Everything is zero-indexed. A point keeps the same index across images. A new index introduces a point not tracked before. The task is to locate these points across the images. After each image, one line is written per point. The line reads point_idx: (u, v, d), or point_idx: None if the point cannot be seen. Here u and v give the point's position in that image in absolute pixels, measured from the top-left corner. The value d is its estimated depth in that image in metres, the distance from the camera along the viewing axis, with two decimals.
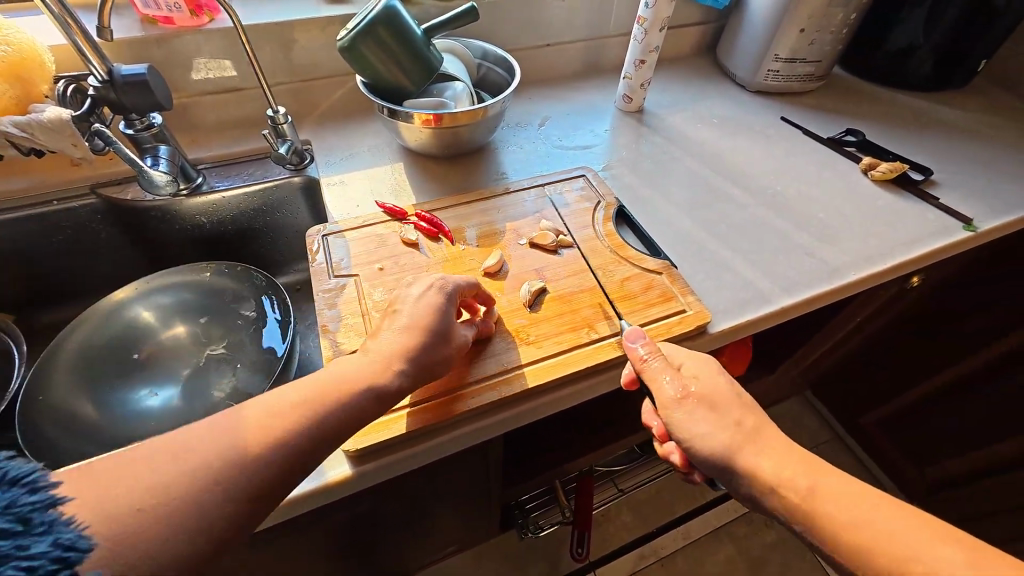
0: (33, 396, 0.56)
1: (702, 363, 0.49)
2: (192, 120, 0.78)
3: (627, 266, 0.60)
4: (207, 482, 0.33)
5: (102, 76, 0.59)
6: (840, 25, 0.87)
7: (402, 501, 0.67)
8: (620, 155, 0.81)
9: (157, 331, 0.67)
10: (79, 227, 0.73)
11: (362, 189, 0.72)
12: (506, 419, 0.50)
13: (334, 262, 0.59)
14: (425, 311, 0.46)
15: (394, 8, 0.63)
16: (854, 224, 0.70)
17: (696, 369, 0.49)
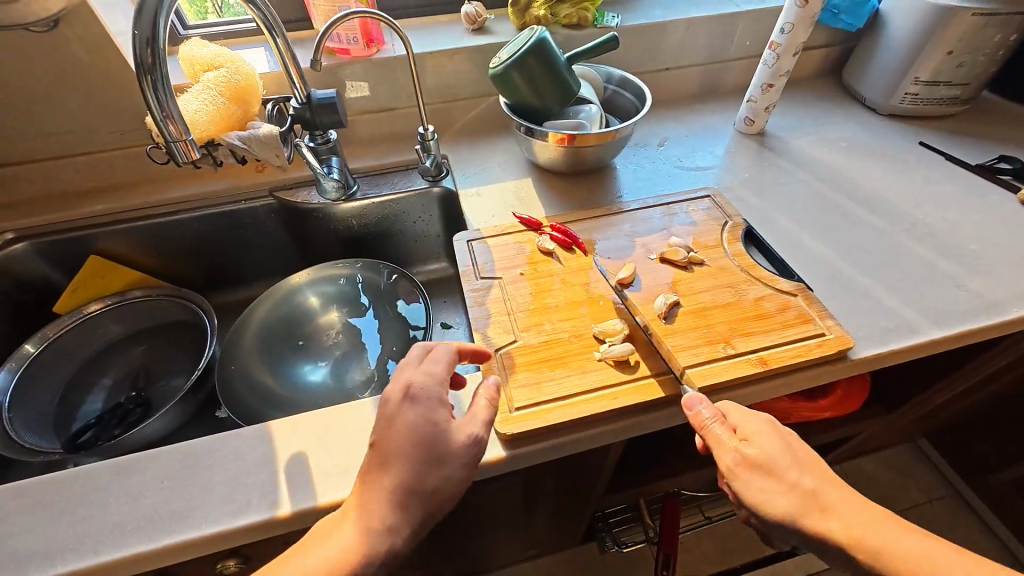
0: (228, 364, 0.69)
1: (759, 420, 0.47)
2: (350, 135, 0.90)
3: (760, 286, 0.61)
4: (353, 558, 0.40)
5: (302, 99, 0.70)
6: (995, 48, 0.82)
7: (515, 494, 0.72)
8: (742, 176, 0.82)
9: (318, 315, 0.77)
10: (258, 223, 0.86)
11: (495, 200, 0.79)
12: (642, 423, 0.52)
13: (480, 265, 0.65)
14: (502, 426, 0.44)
15: (545, 38, 0.69)
16: (1014, 258, 0.66)
17: (768, 434, 0.46)
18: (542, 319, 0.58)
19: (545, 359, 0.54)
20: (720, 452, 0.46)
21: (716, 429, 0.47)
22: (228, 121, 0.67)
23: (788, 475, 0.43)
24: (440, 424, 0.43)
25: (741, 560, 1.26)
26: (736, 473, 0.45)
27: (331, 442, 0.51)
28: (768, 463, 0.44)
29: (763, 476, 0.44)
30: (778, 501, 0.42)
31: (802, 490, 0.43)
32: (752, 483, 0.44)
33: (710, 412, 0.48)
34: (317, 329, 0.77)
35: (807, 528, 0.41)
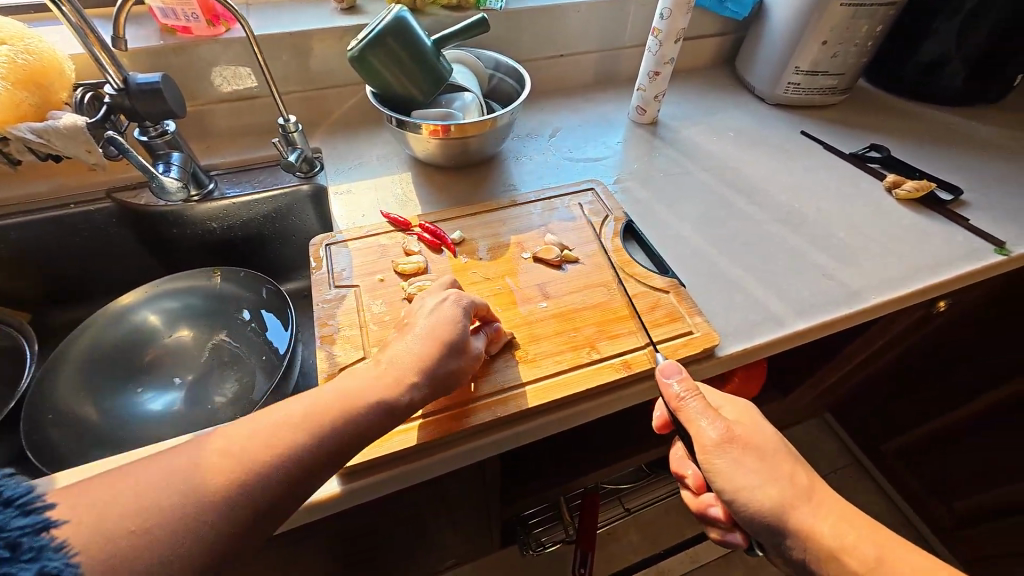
0: (43, 412, 0.56)
1: (738, 406, 0.48)
2: (207, 127, 0.79)
3: (633, 283, 0.58)
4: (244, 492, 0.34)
5: (117, 85, 0.59)
6: (865, 38, 0.84)
7: (400, 515, 0.67)
8: (630, 168, 0.80)
9: (163, 334, 0.68)
10: (95, 230, 0.74)
11: (369, 198, 0.72)
12: (499, 441, 0.48)
13: (336, 272, 0.59)
14: (443, 322, 0.47)
15: (404, 18, 0.62)
16: (876, 245, 0.67)
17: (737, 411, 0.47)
18: None
19: None
20: (698, 428, 0.45)
21: (693, 403, 0.46)
22: (19, 110, 0.56)
23: (776, 462, 0.43)
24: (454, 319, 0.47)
25: (665, 544, 1.29)
26: (719, 450, 0.43)
27: None
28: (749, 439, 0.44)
29: (746, 455, 0.43)
30: (758, 483, 0.41)
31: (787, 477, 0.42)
32: (727, 462, 0.43)
33: (682, 386, 0.47)
34: (163, 350, 0.67)
35: (793, 516, 0.40)
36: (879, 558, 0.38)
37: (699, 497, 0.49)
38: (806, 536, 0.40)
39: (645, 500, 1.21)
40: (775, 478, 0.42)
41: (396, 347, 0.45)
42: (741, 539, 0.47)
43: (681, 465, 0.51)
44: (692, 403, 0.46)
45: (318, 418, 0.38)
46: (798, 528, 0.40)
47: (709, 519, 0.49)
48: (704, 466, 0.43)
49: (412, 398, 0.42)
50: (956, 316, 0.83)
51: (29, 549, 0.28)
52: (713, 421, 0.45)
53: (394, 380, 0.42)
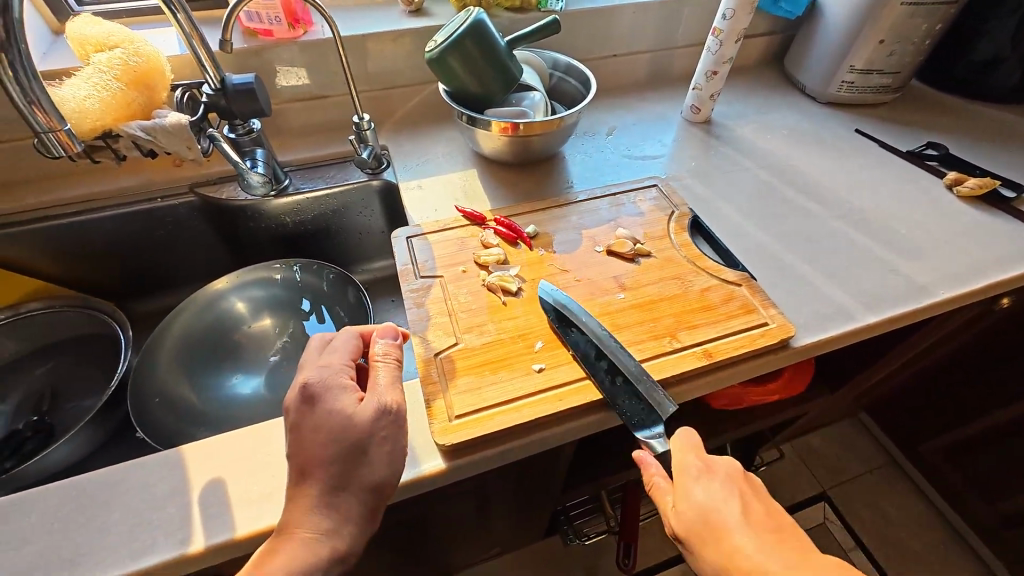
0: (150, 397, 0.61)
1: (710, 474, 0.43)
2: (281, 126, 0.83)
3: (706, 276, 0.60)
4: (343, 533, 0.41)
5: (215, 85, 0.63)
6: (923, 36, 0.85)
7: (469, 498, 0.70)
8: (688, 165, 0.81)
9: (247, 321, 0.71)
10: (179, 222, 0.78)
11: (439, 194, 0.75)
12: (587, 425, 0.51)
13: (419, 263, 0.61)
14: (330, 415, 0.42)
15: (481, 21, 0.65)
16: (941, 241, 0.68)
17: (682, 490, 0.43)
18: (487, 319, 0.55)
19: (489, 361, 0.51)
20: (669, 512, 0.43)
21: (660, 482, 0.45)
22: (128, 109, 0.60)
23: (736, 546, 0.39)
24: (347, 408, 0.43)
25: None
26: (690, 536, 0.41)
27: (251, 464, 0.46)
28: (710, 524, 0.40)
29: (699, 550, 0.41)
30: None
31: (746, 574, 0.38)
32: (693, 559, 0.41)
33: (657, 469, 0.46)
34: (247, 336, 0.71)
35: None
36: None
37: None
38: None
39: None
40: (726, 570, 0.39)
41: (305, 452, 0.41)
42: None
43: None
44: (661, 485, 0.45)
45: (321, 461, 0.41)
46: None
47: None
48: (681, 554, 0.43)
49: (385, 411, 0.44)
50: (1013, 314, 0.83)
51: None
52: (685, 500, 0.43)
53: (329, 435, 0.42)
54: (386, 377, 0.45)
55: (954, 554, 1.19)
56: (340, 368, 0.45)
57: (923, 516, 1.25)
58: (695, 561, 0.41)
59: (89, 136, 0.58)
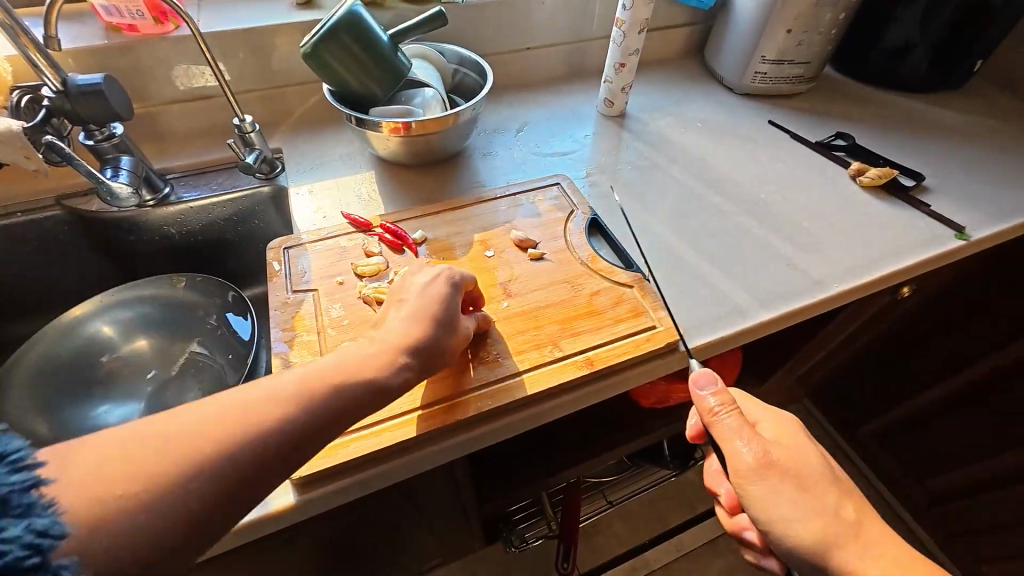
0: None
1: (784, 422, 0.48)
2: (161, 129, 0.77)
3: (598, 280, 0.58)
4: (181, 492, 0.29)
5: (56, 87, 0.57)
6: (829, 25, 0.84)
7: (372, 520, 0.66)
8: (598, 161, 0.79)
9: (119, 345, 0.66)
10: (46, 238, 0.71)
11: (330, 198, 0.70)
12: (461, 444, 0.48)
13: (294, 276, 0.57)
14: (433, 299, 0.45)
15: (356, 13, 0.61)
16: (841, 233, 0.67)
17: (738, 424, 0.45)
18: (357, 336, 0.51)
19: None
20: (733, 447, 0.45)
21: (722, 419, 0.46)
22: None
23: (819, 492, 0.43)
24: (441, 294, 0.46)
25: (648, 535, 1.30)
26: (756, 476, 0.43)
27: None
28: (792, 462, 0.44)
29: (774, 482, 0.43)
30: (797, 517, 0.41)
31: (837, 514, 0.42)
32: (765, 489, 0.43)
33: (715, 399, 0.47)
34: (121, 361, 0.65)
35: (835, 556, 0.40)
36: None
37: (733, 521, 0.52)
38: None
39: (628, 492, 1.22)
40: (817, 509, 0.41)
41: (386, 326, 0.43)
42: (778, 566, 0.51)
43: (716, 482, 0.50)
44: (725, 420, 0.46)
45: (310, 393, 0.35)
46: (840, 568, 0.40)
47: (745, 542, 0.52)
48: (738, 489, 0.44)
49: (403, 380, 0.40)
50: (922, 300, 0.84)
51: (20, 502, 0.26)
52: (749, 441, 0.44)
53: (319, 371, 0.37)
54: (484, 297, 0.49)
55: None
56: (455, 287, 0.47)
57: None
58: (771, 495, 0.42)
59: None
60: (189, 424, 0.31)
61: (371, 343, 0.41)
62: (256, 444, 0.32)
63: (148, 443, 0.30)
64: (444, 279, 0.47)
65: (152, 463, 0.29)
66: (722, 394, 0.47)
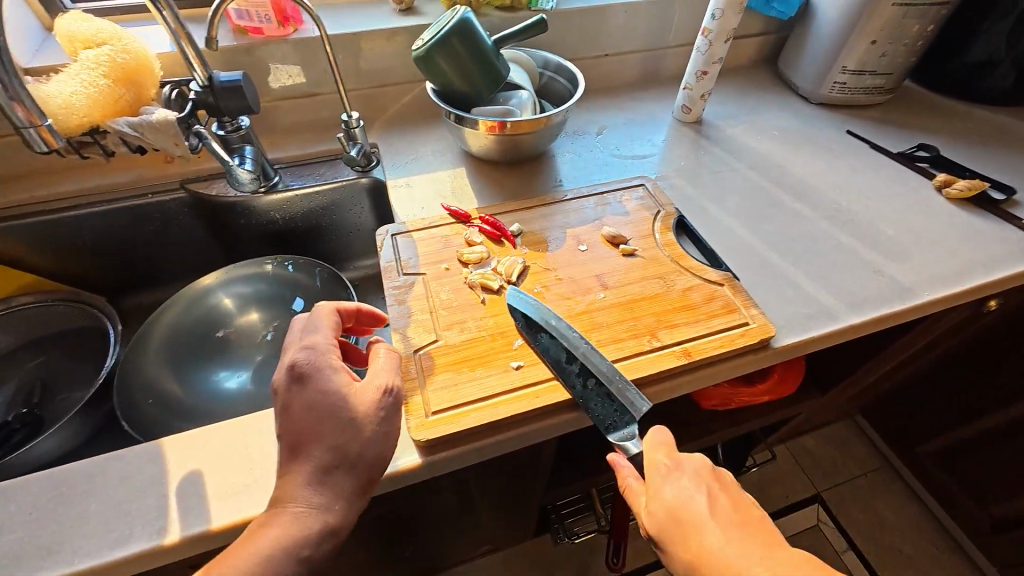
0: (141, 396, 0.61)
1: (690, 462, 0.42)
2: (272, 123, 0.84)
3: (689, 276, 0.60)
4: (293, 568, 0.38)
5: (203, 82, 0.64)
6: (915, 38, 0.84)
7: (453, 494, 0.70)
8: (677, 165, 0.81)
9: (234, 317, 0.72)
10: (169, 218, 0.79)
11: (426, 191, 0.75)
12: (565, 422, 0.51)
13: (403, 260, 0.62)
14: (369, 397, 0.44)
15: (468, 20, 0.65)
16: (927, 243, 0.68)
17: (673, 481, 0.40)
18: (467, 317, 0.56)
19: (466, 358, 0.52)
20: (640, 506, 0.41)
21: (633, 482, 0.43)
22: (116, 105, 0.61)
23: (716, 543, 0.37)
24: (344, 388, 0.44)
25: None
26: (656, 532, 0.40)
27: (232, 455, 0.47)
28: (679, 518, 0.39)
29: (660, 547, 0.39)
30: (681, 574, 0.38)
31: (706, 574, 0.36)
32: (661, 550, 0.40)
33: (629, 471, 0.44)
34: (236, 331, 0.72)
35: None
36: None
37: None
38: None
39: None
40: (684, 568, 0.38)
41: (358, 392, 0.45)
42: None
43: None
44: (632, 482, 0.42)
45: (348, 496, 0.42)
46: None
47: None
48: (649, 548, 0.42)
49: (387, 430, 0.44)
50: (1002, 317, 0.83)
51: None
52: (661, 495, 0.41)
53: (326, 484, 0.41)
54: (385, 363, 0.47)
55: (949, 558, 1.18)
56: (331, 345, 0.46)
57: (918, 520, 1.24)
58: (668, 557, 0.39)
59: (76, 132, 0.59)
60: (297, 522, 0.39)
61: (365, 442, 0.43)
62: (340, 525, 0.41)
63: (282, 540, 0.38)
64: (288, 366, 0.44)
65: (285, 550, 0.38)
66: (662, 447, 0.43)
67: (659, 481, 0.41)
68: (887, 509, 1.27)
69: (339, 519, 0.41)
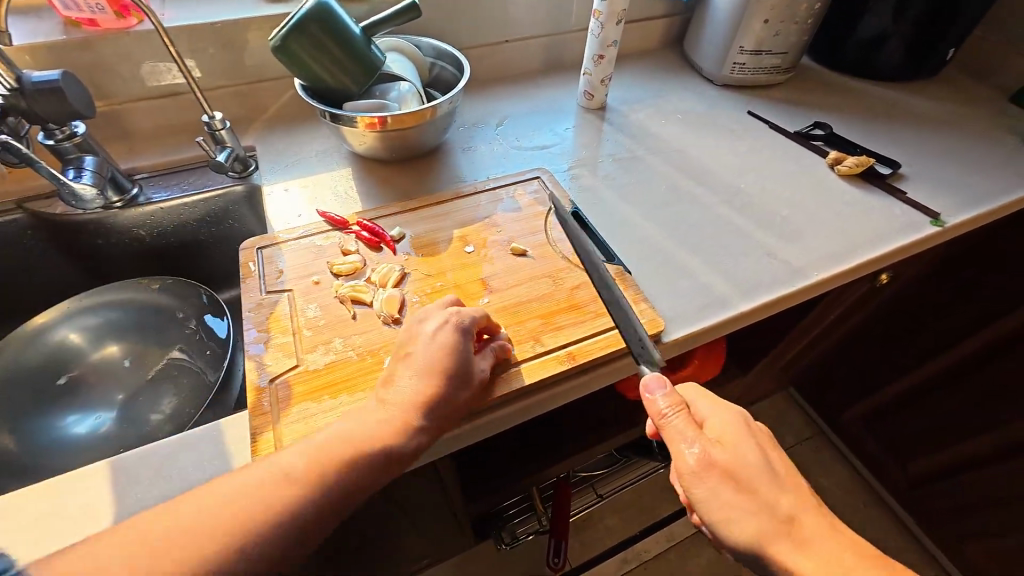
0: None
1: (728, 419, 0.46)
2: (128, 129, 0.74)
3: (578, 272, 0.57)
4: (250, 542, 0.36)
5: (10, 84, 0.54)
6: (805, 16, 0.84)
7: (359, 520, 0.65)
8: (579, 154, 0.78)
9: (88, 352, 0.64)
10: (8, 244, 0.69)
11: (306, 196, 0.69)
12: (440, 444, 0.47)
13: (268, 277, 0.56)
14: (439, 351, 0.45)
15: (327, 5, 0.59)
16: (818, 222, 0.68)
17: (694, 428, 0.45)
18: (334, 336, 0.50)
19: (328, 383, 0.47)
20: (676, 449, 0.45)
21: (671, 420, 0.45)
22: None
23: (762, 490, 0.42)
24: (444, 343, 0.46)
25: (640, 527, 1.31)
26: (696, 478, 0.43)
27: (45, 524, 0.40)
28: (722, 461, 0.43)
29: (726, 485, 0.43)
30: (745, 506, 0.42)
31: (784, 515, 0.42)
32: (707, 491, 0.43)
33: (665, 401, 0.46)
34: (89, 368, 0.63)
35: (773, 553, 0.40)
36: None
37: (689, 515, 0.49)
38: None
39: (618, 484, 1.23)
40: (758, 509, 0.42)
41: (397, 384, 0.44)
42: None
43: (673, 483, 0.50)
44: (675, 422, 0.45)
45: (320, 473, 0.39)
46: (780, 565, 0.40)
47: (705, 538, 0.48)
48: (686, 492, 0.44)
49: (416, 443, 0.43)
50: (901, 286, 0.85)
51: None
52: (693, 444, 0.44)
53: (373, 427, 0.42)
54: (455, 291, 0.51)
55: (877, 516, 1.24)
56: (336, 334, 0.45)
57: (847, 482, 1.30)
58: (708, 491, 0.43)
59: None
60: (235, 492, 0.37)
61: (383, 410, 0.43)
62: (297, 514, 0.37)
63: (249, 494, 0.37)
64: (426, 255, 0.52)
65: (236, 522, 0.36)
66: (673, 395, 0.46)
67: (714, 429, 0.45)
68: (820, 476, 1.31)
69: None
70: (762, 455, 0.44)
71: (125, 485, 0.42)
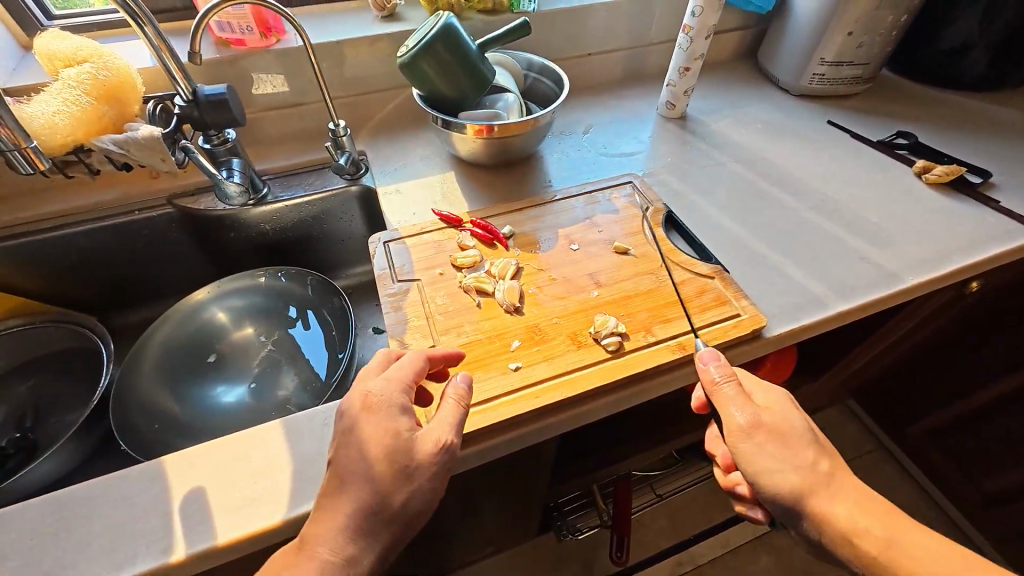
0: (134, 415, 0.61)
1: (773, 393, 0.49)
2: (257, 135, 0.83)
3: (680, 270, 0.61)
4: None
5: (187, 96, 0.63)
6: (890, 28, 0.86)
7: (457, 496, 0.71)
8: (663, 161, 0.82)
9: (229, 331, 0.72)
10: (157, 234, 0.78)
11: (417, 197, 0.75)
12: (563, 421, 0.52)
13: (397, 267, 0.62)
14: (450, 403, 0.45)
15: (452, 24, 0.66)
16: (910, 229, 0.69)
17: (768, 394, 0.49)
18: (463, 320, 0.56)
19: (465, 362, 0.52)
20: (727, 413, 0.47)
21: (726, 388, 0.48)
22: (99, 123, 0.60)
23: (797, 450, 0.45)
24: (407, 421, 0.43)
25: (694, 531, 1.31)
26: (744, 435, 0.46)
27: (234, 473, 0.47)
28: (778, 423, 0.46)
29: (770, 440, 0.45)
30: (777, 470, 0.44)
31: (809, 468, 0.44)
32: (754, 447, 0.45)
33: (717, 369, 0.49)
34: (230, 345, 0.71)
35: (808, 503, 0.43)
36: (889, 540, 0.41)
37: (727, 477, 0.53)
38: (821, 522, 0.42)
39: (675, 486, 1.24)
40: (798, 464, 0.44)
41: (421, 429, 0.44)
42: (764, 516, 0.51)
43: (714, 446, 0.53)
44: (727, 389, 0.48)
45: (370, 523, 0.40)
46: (815, 514, 0.42)
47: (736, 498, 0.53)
48: (731, 449, 0.46)
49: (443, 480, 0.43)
50: (984, 297, 0.85)
51: None
52: (744, 407, 0.47)
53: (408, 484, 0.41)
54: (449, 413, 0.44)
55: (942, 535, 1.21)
56: (402, 389, 0.45)
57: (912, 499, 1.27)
58: (756, 449, 0.45)
59: (60, 151, 0.59)
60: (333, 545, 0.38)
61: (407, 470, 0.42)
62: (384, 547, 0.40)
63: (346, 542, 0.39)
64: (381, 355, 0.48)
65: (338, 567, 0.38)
66: (725, 367, 0.50)
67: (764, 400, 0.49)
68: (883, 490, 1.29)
69: (352, 549, 0.39)
70: (807, 427, 0.47)
71: (296, 441, 0.49)
